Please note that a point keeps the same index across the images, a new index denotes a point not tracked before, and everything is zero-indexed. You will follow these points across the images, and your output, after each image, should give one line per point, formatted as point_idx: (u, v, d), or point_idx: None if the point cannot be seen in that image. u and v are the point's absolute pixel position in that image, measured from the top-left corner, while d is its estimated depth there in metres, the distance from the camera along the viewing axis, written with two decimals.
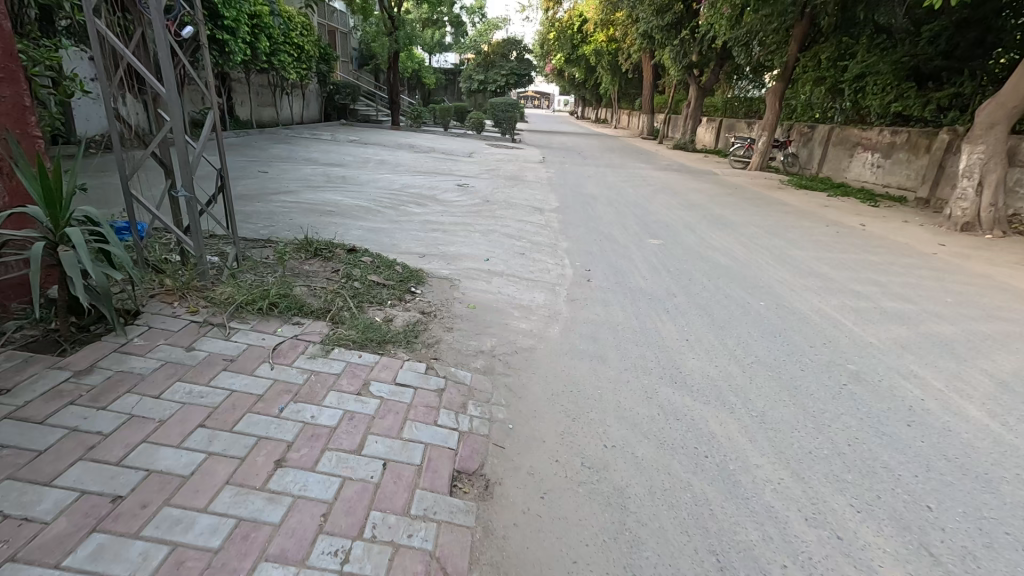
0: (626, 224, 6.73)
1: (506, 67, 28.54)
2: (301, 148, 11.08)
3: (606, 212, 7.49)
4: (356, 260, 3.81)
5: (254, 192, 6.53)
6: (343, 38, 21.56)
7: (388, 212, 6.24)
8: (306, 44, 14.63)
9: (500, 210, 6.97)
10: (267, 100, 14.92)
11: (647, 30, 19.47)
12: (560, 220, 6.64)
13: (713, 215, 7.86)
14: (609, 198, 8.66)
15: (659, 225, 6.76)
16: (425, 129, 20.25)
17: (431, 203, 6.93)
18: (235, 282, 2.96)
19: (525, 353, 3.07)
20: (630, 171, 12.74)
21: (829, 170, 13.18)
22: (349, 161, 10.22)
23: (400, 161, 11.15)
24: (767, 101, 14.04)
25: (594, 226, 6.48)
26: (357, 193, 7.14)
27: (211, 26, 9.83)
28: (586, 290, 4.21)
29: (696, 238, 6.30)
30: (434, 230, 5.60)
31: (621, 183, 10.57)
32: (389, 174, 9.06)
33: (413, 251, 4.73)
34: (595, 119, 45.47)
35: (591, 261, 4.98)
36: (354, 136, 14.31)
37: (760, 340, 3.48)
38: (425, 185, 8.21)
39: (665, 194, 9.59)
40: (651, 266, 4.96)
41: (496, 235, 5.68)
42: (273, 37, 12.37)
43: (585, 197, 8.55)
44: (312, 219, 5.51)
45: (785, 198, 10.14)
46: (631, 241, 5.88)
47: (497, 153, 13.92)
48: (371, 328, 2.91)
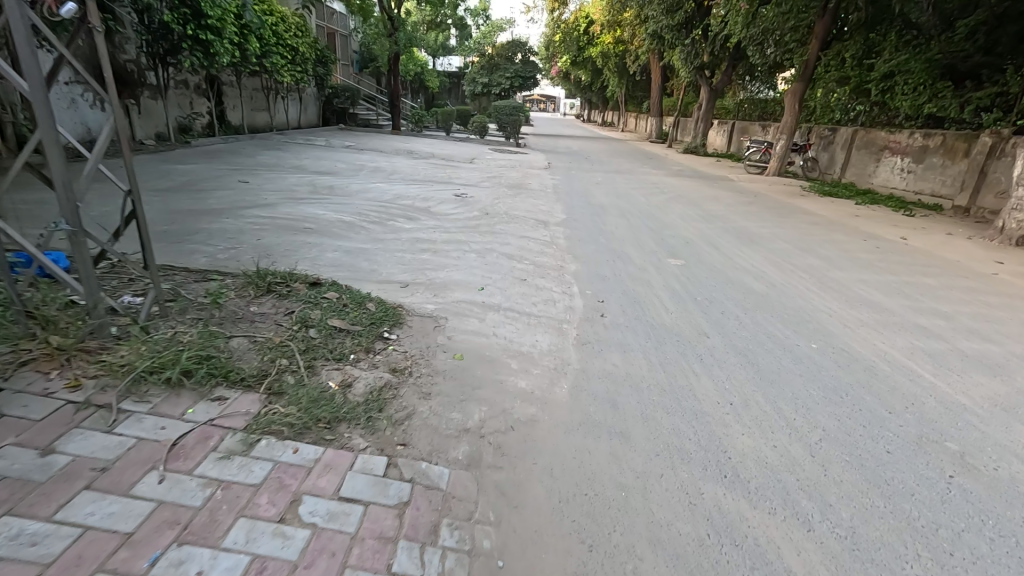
0: (641, 239, 6.01)
1: (511, 69, 27.91)
2: (291, 155, 10.47)
3: (617, 224, 6.79)
4: (317, 299, 3.12)
5: (226, 205, 5.88)
6: (343, 40, 21.08)
7: (374, 227, 5.57)
8: (302, 46, 14.07)
9: (500, 224, 6.28)
10: (261, 105, 14.35)
11: (657, 30, 18.79)
12: (566, 236, 5.94)
13: (736, 227, 7.13)
14: (620, 208, 7.94)
15: (678, 240, 6.04)
16: (427, 134, 19.63)
17: (423, 217, 6.26)
18: (143, 341, 2.28)
19: (523, 429, 2.35)
20: (641, 177, 12.04)
21: (852, 175, 12.45)
22: (342, 169, 9.58)
23: (396, 167, 10.50)
24: (785, 103, 13.32)
25: (605, 242, 5.77)
26: (343, 205, 6.49)
27: (193, 26, 9.26)
28: (599, 329, 3.49)
29: (720, 255, 5.56)
30: (423, 250, 4.93)
31: (633, 191, 9.86)
32: (382, 183, 8.40)
33: (396, 278, 4.04)
34: (602, 123, 44.74)
35: (602, 288, 4.27)
36: (350, 141, 13.69)
37: (823, 401, 2.74)
38: (420, 195, 7.55)
39: (681, 202, 8.86)
40: (674, 294, 4.22)
41: (494, 255, 4.98)
42: (264, 38, 11.78)
43: (593, 208, 7.84)
44: (284, 237, 4.85)
45: (810, 206, 9.38)
46: (648, 260, 5.16)
47: (500, 159, 13.25)
48: (319, 403, 2.20)
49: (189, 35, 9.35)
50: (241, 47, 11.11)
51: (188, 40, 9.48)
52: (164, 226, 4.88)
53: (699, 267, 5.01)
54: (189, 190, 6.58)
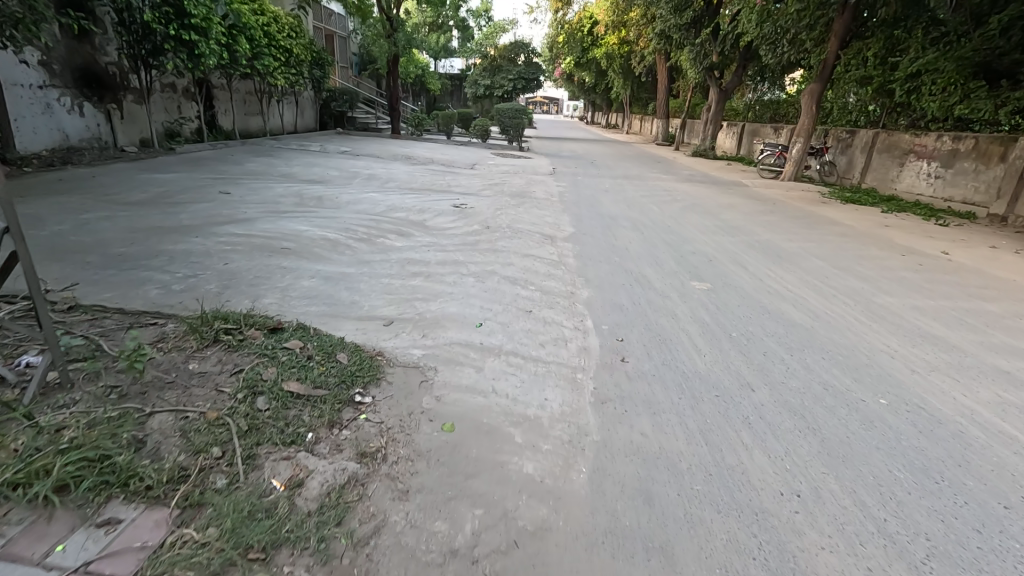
0: (658, 257, 5.41)
1: (513, 71, 27.32)
2: (282, 162, 9.92)
3: (632, 239, 6.19)
4: (275, 351, 2.53)
5: (199, 221, 5.31)
6: (342, 42, 20.61)
7: (362, 246, 4.99)
8: (297, 48, 13.53)
9: (502, 240, 5.69)
10: (254, 109, 13.83)
11: (664, 30, 18.19)
12: (576, 254, 5.35)
13: (760, 241, 6.54)
14: (632, 220, 7.34)
15: (700, 259, 5.43)
16: (427, 138, 19.08)
17: (417, 232, 5.67)
18: (18, 436, 1.73)
19: (530, 547, 1.75)
20: (651, 183, 11.43)
21: (873, 181, 11.87)
22: (335, 177, 9.02)
23: (392, 174, 9.94)
24: (802, 105, 12.76)
25: (620, 261, 5.18)
26: (330, 219, 5.92)
27: (175, 26, 8.75)
28: (621, 380, 2.89)
29: (749, 275, 4.95)
30: (414, 274, 4.34)
31: (644, 200, 9.26)
32: (375, 193, 7.83)
33: (381, 313, 3.45)
34: (606, 125, 44.17)
35: (620, 321, 3.68)
36: (346, 146, 13.15)
37: (916, 491, 2.12)
38: (415, 207, 6.96)
39: (697, 212, 8.25)
40: (704, 330, 3.61)
41: (494, 279, 4.40)
42: (255, 40, 11.26)
43: (604, 219, 7.25)
44: (256, 260, 4.27)
45: (834, 214, 8.76)
46: (670, 284, 4.56)
47: (502, 165, 12.67)
48: (251, 521, 1.61)
49: (171, 35, 8.84)
50: (229, 49, 10.60)
51: (171, 41, 8.97)
52: (121, 248, 4.31)
53: (728, 293, 4.41)
54: (162, 203, 6.02)
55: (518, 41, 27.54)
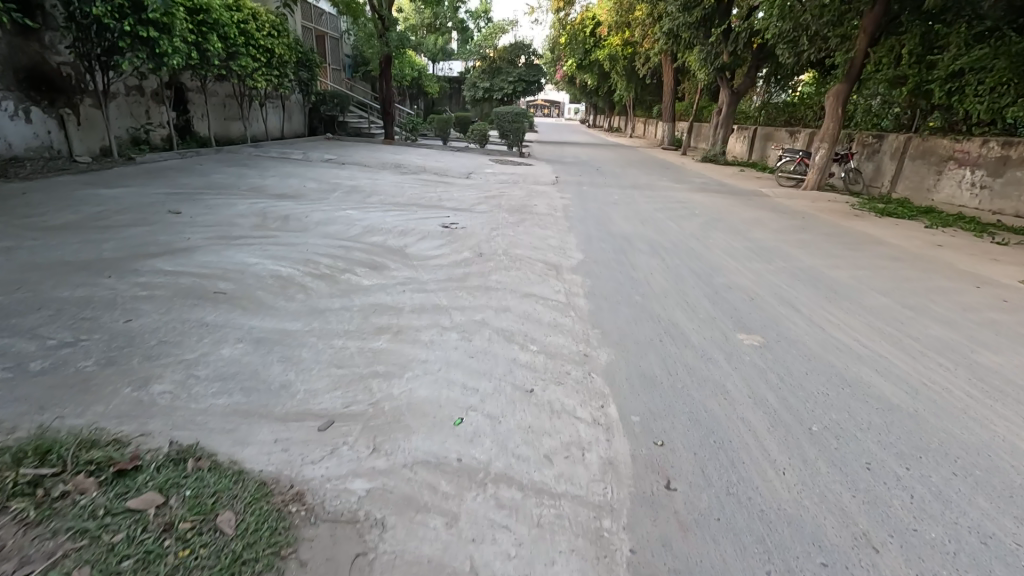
0: (690, 295, 4.41)
1: (513, 73, 26.42)
2: (257, 174, 8.95)
3: (653, 268, 5.20)
4: (105, 525, 1.52)
5: (124, 253, 4.33)
6: (334, 44, 19.74)
7: (320, 287, 3.99)
8: (280, 47, 12.55)
9: (496, 274, 4.68)
10: (233, 114, 12.91)
11: (673, 29, 17.25)
12: (587, 292, 4.36)
13: (802, 268, 5.55)
14: (649, 242, 6.34)
15: (739, 298, 4.43)
16: (423, 143, 18.13)
17: (394, 264, 4.67)
18: None
19: None
20: (664, 195, 10.45)
21: (905, 190, 10.89)
22: (312, 190, 8.03)
23: (378, 186, 8.97)
24: (825, 108, 11.75)
25: (643, 303, 4.18)
26: (291, 247, 4.92)
27: (131, 21, 7.79)
28: (671, 533, 1.88)
29: (805, 322, 3.95)
30: (380, 329, 3.34)
31: (658, 215, 8.26)
32: (354, 210, 6.83)
33: (321, 404, 2.44)
34: (608, 128, 43.22)
35: (655, 408, 2.67)
36: (332, 154, 12.19)
37: None
38: (397, 228, 5.96)
39: (721, 231, 7.25)
40: (773, 421, 2.61)
41: (484, 335, 3.40)
42: (229, 37, 10.28)
43: (617, 241, 6.25)
44: (173, 312, 3.28)
45: (873, 231, 7.79)
46: (711, 339, 3.55)
47: (501, 173, 11.71)
48: None
49: (126, 31, 7.83)
50: (199, 47, 9.61)
51: (127, 38, 7.96)
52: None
53: (788, 353, 3.41)
54: (91, 228, 5.04)
55: (518, 43, 26.65)
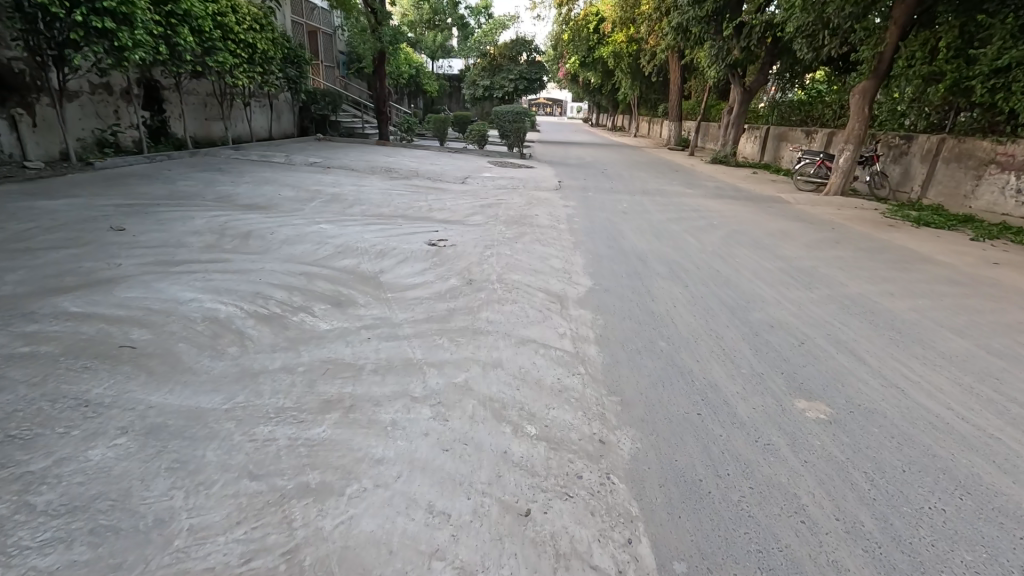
0: (727, 340, 3.57)
1: (515, 71, 25.54)
2: (229, 180, 8.12)
3: (676, 298, 4.36)
4: None
5: (27, 289, 3.53)
6: (327, 40, 18.93)
7: (261, 334, 3.15)
8: (263, 42, 11.74)
9: (487, 312, 3.83)
10: (214, 113, 12.16)
11: (681, 23, 16.40)
12: (600, 336, 3.52)
13: (849, 296, 4.71)
14: (668, 262, 5.51)
15: (786, 342, 3.59)
16: (419, 144, 17.32)
17: (363, 299, 3.84)
18: None
19: None
20: (677, 202, 9.60)
21: (937, 196, 10.04)
22: (288, 200, 7.22)
23: (363, 193, 8.16)
24: (850, 105, 10.87)
25: (671, 352, 3.34)
26: (241, 276, 4.09)
27: (84, 10, 6.97)
28: None
29: (878, 381, 3.10)
30: (327, 404, 2.50)
31: (674, 227, 7.42)
32: (329, 224, 6.01)
33: (205, 559, 1.61)
34: (612, 127, 42.37)
35: (708, 547, 1.83)
36: (319, 156, 11.40)
37: None
38: (375, 248, 5.13)
39: (747, 247, 6.40)
40: (881, 570, 1.78)
41: (466, 409, 2.56)
42: (203, 30, 9.46)
43: (631, 261, 5.42)
44: (49, 382, 2.45)
45: (915, 246, 6.94)
46: (764, 411, 2.72)
47: (500, 177, 10.90)
48: None
49: (77, 21, 6.99)
50: (167, 41, 8.79)
51: (79, 29, 7.12)
52: None
53: (869, 434, 2.57)
54: (5, 251, 4.24)
55: (519, 39, 25.78)
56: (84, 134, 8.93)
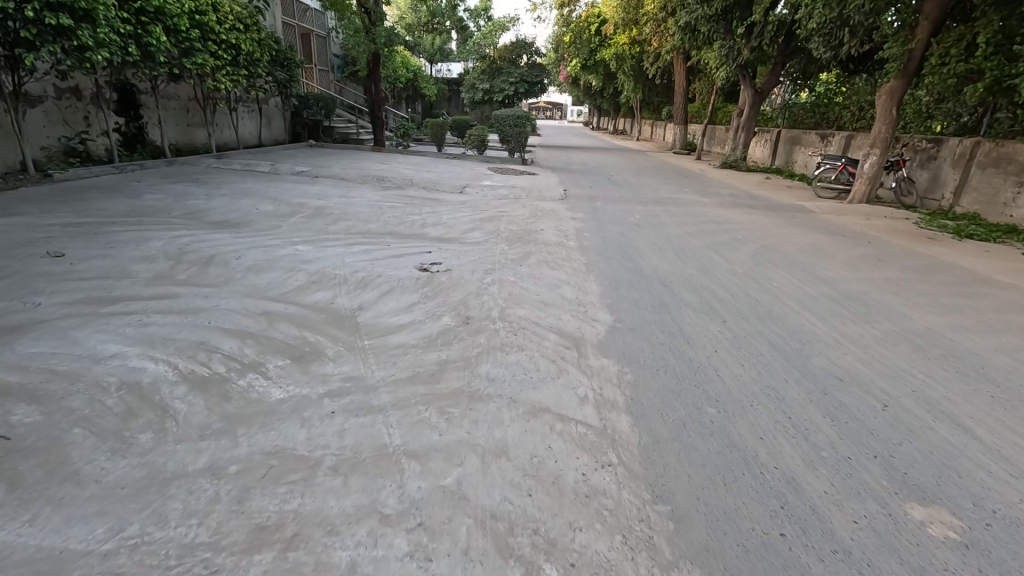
0: (790, 404, 2.83)
1: (515, 74, 24.89)
2: (204, 193, 7.40)
3: (715, 340, 3.62)
4: None
5: None
6: (320, 42, 18.30)
7: (189, 410, 2.39)
8: (249, 42, 11.04)
9: (487, 364, 3.09)
10: (195, 119, 11.50)
11: (689, 23, 15.73)
12: (631, 401, 2.77)
13: (919, 332, 3.96)
14: (697, 288, 4.77)
15: (865, 405, 2.84)
16: (415, 150, 16.62)
17: (333, 349, 3.09)
18: None
19: None
20: (693, 212, 8.85)
21: (972, 203, 9.34)
22: (266, 215, 6.49)
23: (351, 206, 7.44)
24: (877, 107, 10.19)
25: (725, 424, 2.60)
26: (186, 318, 3.34)
27: (35, 4, 6.25)
28: None
29: (1005, 471, 2.34)
30: (259, 537, 1.74)
31: (694, 243, 6.67)
32: (307, 244, 5.27)
33: None
34: (613, 130, 41.72)
35: None
36: (306, 164, 10.68)
37: None
38: (356, 277, 4.39)
39: (782, 267, 5.67)
40: None
41: (457, 538, 1.80)
42: (179, 30, 8.76)
43: (654, 289, 4.68)
44: None
45: (966, 263, 6.21)
46: (872, 528, 1.97)
47: (500, 186, 10.19)
48: None
49: (28, 17, 6.26)
50: (138, 41, 8.08)
51: (31, 26, 6.40)
52: None
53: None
54: None
55: (519, 41, 25.12)
56: (48, 142, 8.23)
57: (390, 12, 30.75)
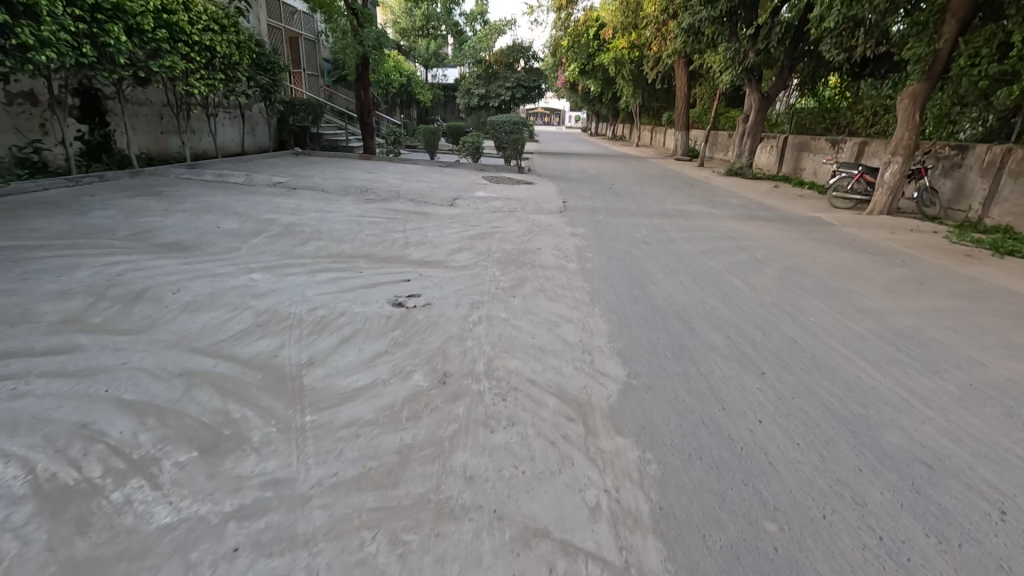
0: (878, 513, 2.08)
1: (511, 79, 24.19)
2: (162, 209, 6.66)
3: (756, 403, 2.88)
4: None
5: None
6: (310, 46, 17.69)
7: (19, 555, 1.64)
8: (226, 44, 10.33)
9: (466, 451, 2.33)
10: (169, 126, 10.79)
11: (692, 25, 15.12)
12: (660, 512, 2.03)
13: (1000, 385, 3.23)
14: (722, 325, 4.02)
15: (977, 515, 2.09)
16: (408, 158, 15.91)
17: (260, 432, 2.33)
18: None
19: None
20: (703, 227, 8.12)
21: (1004, 215, 8.66)
22: (227, 235, 5.75)
23: (327, 222, 6.70)
24: (898, 112, 9.52)
25: (795, 554, 1.85)
26: (78, 384, 2.59)
27: None
28: None
29: None
30: None
31: (711, 264, 5.93)
32: (264, 272, 4.53)
33: None
34: (612, 136, 41.15)
35: None
36: (286, 174, 9.96)
37: None
38: (315, 317, 3.64)
39: (814, 295, 4.93)
40: None
41: None
42: (142, 29, 8.06)
43: (672, 327, 3.94)
44: None
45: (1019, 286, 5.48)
46: None
47: (495, 197, 9.47)
48: None
49: None
50: (93, 40, 7.39)
51: None
52: None
53: None
54: None
55: (516, 44, 24.47)
56: None
57: (385, 16, 30.13)
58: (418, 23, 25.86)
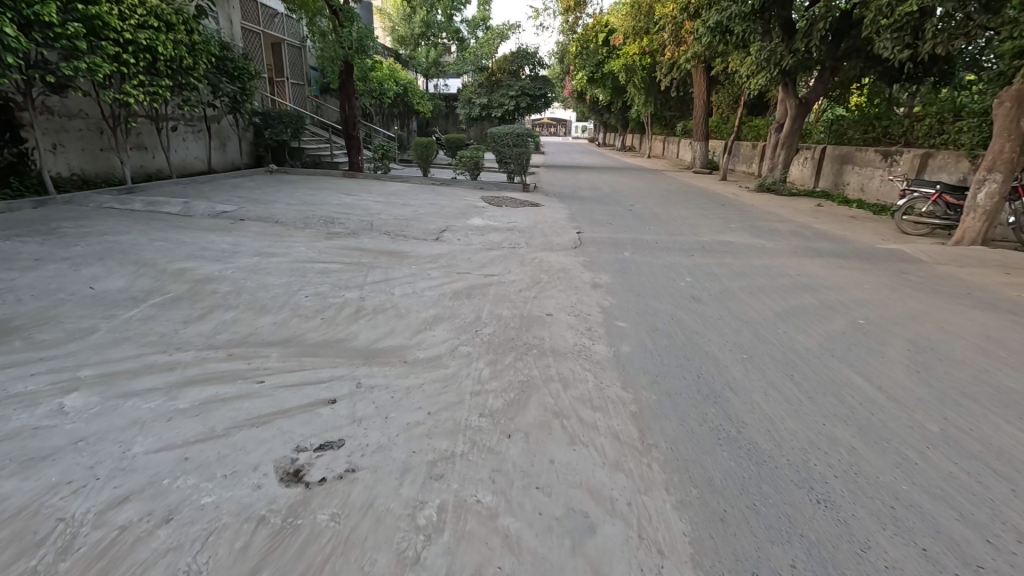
0: None
1: (515, 87, 22.50)
2: (37, 255, 4.91)
3: None
4: None
5: None
6: (295, 53, 16.16)
7: None
8: (173, 43, 8.64)
9: None
10: (107, 142, 9.10)
11: (719, 22, 13.38)
12: None
13: None
14: (894, 514, 2.16)
15: None
16: (399, 175, 14.19)
17: None
18: None
19: None
20: (761, 266, 6.25)
21: None
22: (96, 300, 3.97)
23: (259, 273, 4.93)
24: (995, 118, 7.65)
25: None
26: None
27: None
28: None
29: None
30: None
31: (799, 339, 4.06)
32: (94, 389, 2.72)
33: None
34: (622, 147, 39.34)
35: None
36: (240, 200, 8.23)
37: None
38: (106, 531, 1.82)
39: (998, 412, 3.04)
40: None
41: None
42: (42, 20, 6.40)
43: (804, 522, 2.10)
44: None
45: None
46: None
47: (493, 228, 7.66)
48: None
49: None
50: None
51: None
52: None
53: None
54: None
55: (521, 50, 22.80)
56: None
57: (382, 24, 28.57)
58: (416, 30, 24.29)
